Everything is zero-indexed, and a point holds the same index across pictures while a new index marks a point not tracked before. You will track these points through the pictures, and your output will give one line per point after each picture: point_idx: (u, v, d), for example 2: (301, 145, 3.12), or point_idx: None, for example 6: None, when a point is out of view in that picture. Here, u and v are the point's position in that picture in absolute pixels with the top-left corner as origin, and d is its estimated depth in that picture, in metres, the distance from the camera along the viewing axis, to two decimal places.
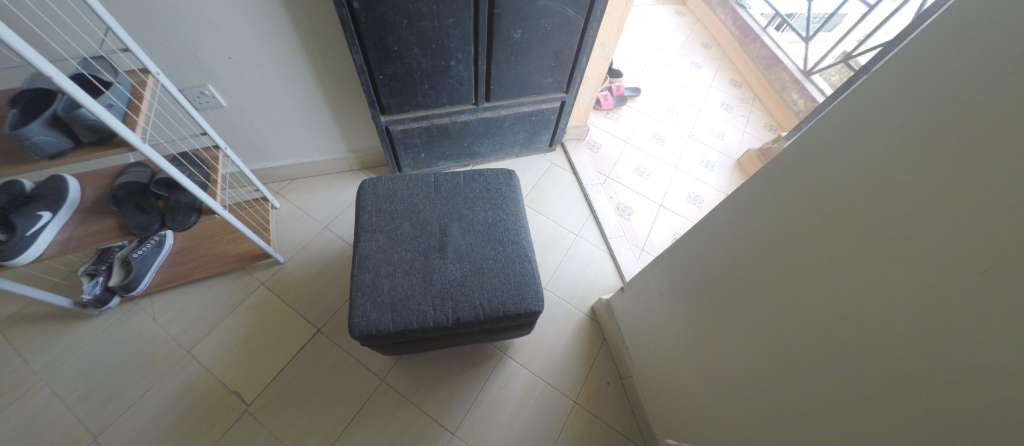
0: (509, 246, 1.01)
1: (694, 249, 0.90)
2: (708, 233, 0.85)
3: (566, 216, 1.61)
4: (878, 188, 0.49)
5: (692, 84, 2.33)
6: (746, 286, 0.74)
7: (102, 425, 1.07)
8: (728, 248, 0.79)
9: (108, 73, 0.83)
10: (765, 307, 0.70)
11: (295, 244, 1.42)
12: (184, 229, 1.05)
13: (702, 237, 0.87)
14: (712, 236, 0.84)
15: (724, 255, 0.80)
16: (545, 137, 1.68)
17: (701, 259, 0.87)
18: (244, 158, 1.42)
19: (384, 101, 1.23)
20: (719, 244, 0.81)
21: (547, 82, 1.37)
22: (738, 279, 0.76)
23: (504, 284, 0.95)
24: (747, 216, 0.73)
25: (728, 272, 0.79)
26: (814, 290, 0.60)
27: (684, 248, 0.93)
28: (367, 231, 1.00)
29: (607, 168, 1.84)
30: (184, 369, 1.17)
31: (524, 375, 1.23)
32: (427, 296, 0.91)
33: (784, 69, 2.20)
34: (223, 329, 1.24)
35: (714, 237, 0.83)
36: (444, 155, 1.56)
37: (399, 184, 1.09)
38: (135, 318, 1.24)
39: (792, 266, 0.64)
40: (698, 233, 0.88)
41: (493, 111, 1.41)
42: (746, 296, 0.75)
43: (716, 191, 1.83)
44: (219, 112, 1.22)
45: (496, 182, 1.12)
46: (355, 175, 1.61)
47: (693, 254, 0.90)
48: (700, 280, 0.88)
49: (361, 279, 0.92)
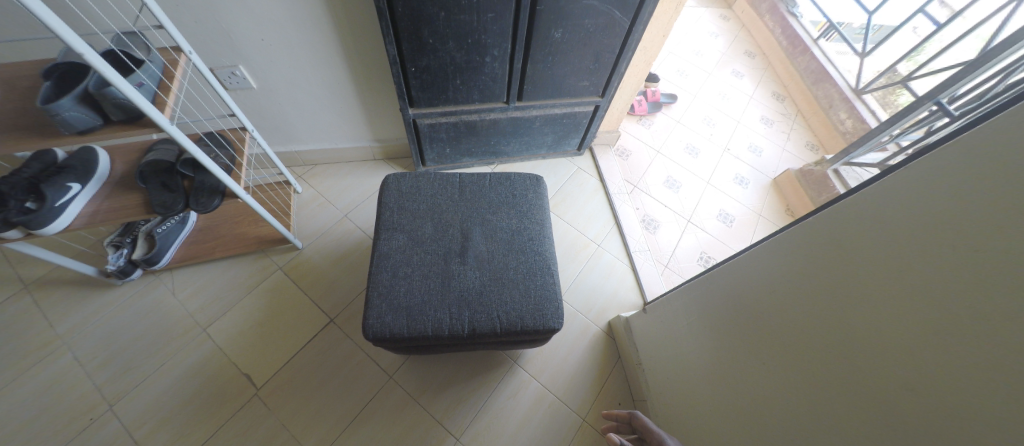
0: (532, 256, 0.97)
1: (734, 280, 0.84)
2: (754, 266, 0.78)
3: (589, 225, 1.55)
4: (996, 252, 0.42)
5: (732, 95, 2.22)
6: (789, 332, 0.68)
7: (118, 395, 1.09)
8: (775, 286, 0.72)
9: (141, 51, 0.82)
10: (809, 358, 0.64)
11: (314, 231, 1.41)
12: (207, 211, 1.04)
13: (744, 269, 0.81)
14: (759, 270, 0.77)
15: (768, 292, 0.74)
16: (574, 141, 1.62)
17: (743, 293, 0.81)
18: (270, 140, 1.40)
19: (414, 94, 1.19)
20: (764, 282, 0.75)
21: (583, 85, 1.31)
22: (783, 321, 0.70)
23: (524, 296, 0.91)
24: (805, 255, 0.66)
25: (772, 311, 0.73)
26: (877, 350, 0.53)
27: (722, 278, 0.87)
28: (388, 229, 0.97)
29: (636, 177, 1.77)
30: (198, 347, 1.18)
31: (533, 387, 1.20)
32: (443, 302, 0.88)
33: (833, 86, 2.07)
34: (238, 310, 1.25)
35: (761, 272, 0.76)
36: (469, 152, 1.52)
37: (423, 181, 1.06)
38: (154, 291, 1.26)
39: (851, 318, 0.58)
40: (741, 265, 0.82)
41: (524, 111, 1.36)
42: (787, 342, 0.69)
43: (748, 210, 1.75)
44: (248, 93, 1.20)
45: (523, 189, 1.08)
46: (378, 165, 1.59)
47: (732, 285, 0.84)
48: (737, 314, 0.82)
49: (378, 278, 0.90)
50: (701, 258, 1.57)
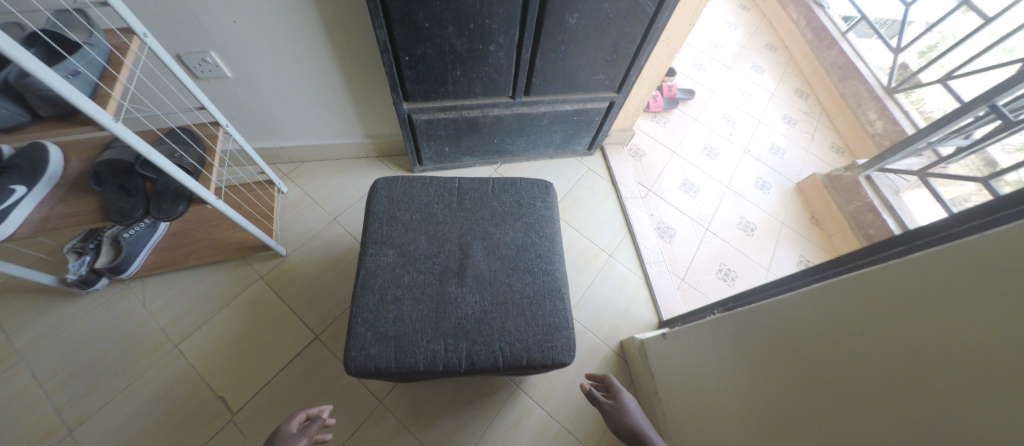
0: (540, 277, 0.85)
1: (779, 314, 0.71)
2: (806, 300, 0.66)
3: (600, 232, 1.43)
4: None
5: (753, 91, 2.08)
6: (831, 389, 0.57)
7: (81, 418, 0.99)
8: (829, 326, 0.60)
9: (80, 34, 0.69)
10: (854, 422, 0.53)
11: (300, 236, 1.29)
12: (171, 219, 0.91)
13: (793, 304, 0.68)
14: (810, 305, 0.64)
15: (820, 334, 0.61)
16: (584, 140, 1.49)
17: (788, 331, 0.68)
18: (251, 135, 1.28)
19: (408, 86, 1.06)
20: (809, 324, 0.64)
21: (598, 79, 1.18)
22: (834, 372, 0.57)
23: (531, 325, 0.79)
24: (873, 298, 0.54)
25: (822, 359, 0.60)
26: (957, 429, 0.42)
27: (764, 310, 0.75)
28: (376, 242, 0.85)
29: (650, 179, 1.64)
30: (170, 365, 1.07)
31: (538, 413, 1.09)
32: (438, 331, 0.76)
33: (863, 83, 1.92)
34: (214, 324, 1.13)
35: (815, 309, 0.63)
36: (470, 150, 1.39)
37: (417, 187, 0.93)
38: (122, 302, 1.14)
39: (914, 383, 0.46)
40: (789, 298, 0.69)
41: (532, 107, 1.23)
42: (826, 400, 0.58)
43: (767, 215, 1.64)
44: (223, 83, 1.08)
45: (530, 197, 0.96)
46: (371, 162, 1.47)
47: (776, 319, 0.72)
48: (777, 355, 0.69)
49: (363, 301, 0.78)
50: (721, 269, 1.46)
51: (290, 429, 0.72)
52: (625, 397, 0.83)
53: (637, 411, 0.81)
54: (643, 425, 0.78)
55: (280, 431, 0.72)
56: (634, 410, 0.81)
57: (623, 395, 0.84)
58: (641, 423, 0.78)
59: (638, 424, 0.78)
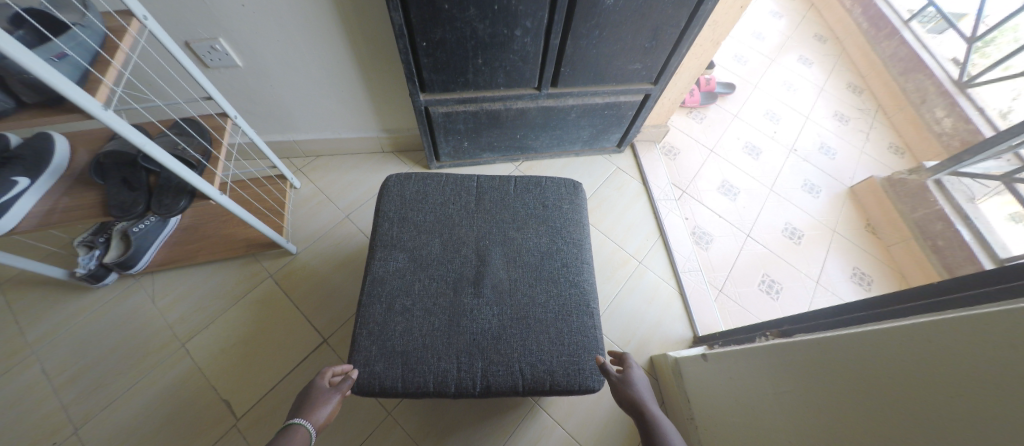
0: (567, 289, 0.75)
1: (852, 351, 0.56)
2: (892, 339, 0.51)
3: (629, 237, 1.32)
4: None
5: (799, 86, 1.90)
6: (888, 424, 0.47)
7: (86, 416, 0.96)
8: (928, 378, 0.45)
9: (73, 14, 0.64)
10: None
11: (311, 234, 1.23)
12: (172, 215, 0.85)
13: (870, 340, 0.54)
14: (895, 345, 0.50)
15: (917, 389, 0.45)
16: (614, 136, 1.37)
17: (863, 376, 0.53)
18: (264, 128, 1.23)
19: (425, 76, 0.97)
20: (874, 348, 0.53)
21: (634, 69, 1.06)
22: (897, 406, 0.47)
23: (555, 345, 0.70)
24: (975, 333, 0.42)
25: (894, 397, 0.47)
26: None
27: (830, 344, 0.60)
28: (385, 245, 0.77)
29: (685, 180, 1.51)
30: (176, 365, 1.03)
31: (558, 435, 0.99)
32: (450, 348, 0.68)
33: (928, 77, 1.71)
34: (222, 324, 1.09)
35: (905, 351, 0.49)
36: (491, 146, 1.30)
37: (432, 185, 0.85)
38: (133, 297, 1.11)
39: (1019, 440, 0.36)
40: (865, 334, 0.55)
41: (558, 100, 1.12)
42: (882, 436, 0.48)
43: (815, 220, 1.49)
44: (233, 73, 1.02)
45: (556, 199, 0.86)
46: (387, 158, 1.40)
47: (849, 359, 0.56)
48: (847, 407, 0.54)
49: (370, 310, 0.71)
50: (764, 281, 1.31)
51: (325, 383, 0.62)
52: (635, 374, 0.67)
53: (646, 391, 0.65)
54: (649, 407, 0.62)
55: (312, 385, 0.61)
56: (642, 389, 0.65)
57: (633, 371, 0.68)
58: (649, 406, 0.63)
59: (644, 406, 0.62)
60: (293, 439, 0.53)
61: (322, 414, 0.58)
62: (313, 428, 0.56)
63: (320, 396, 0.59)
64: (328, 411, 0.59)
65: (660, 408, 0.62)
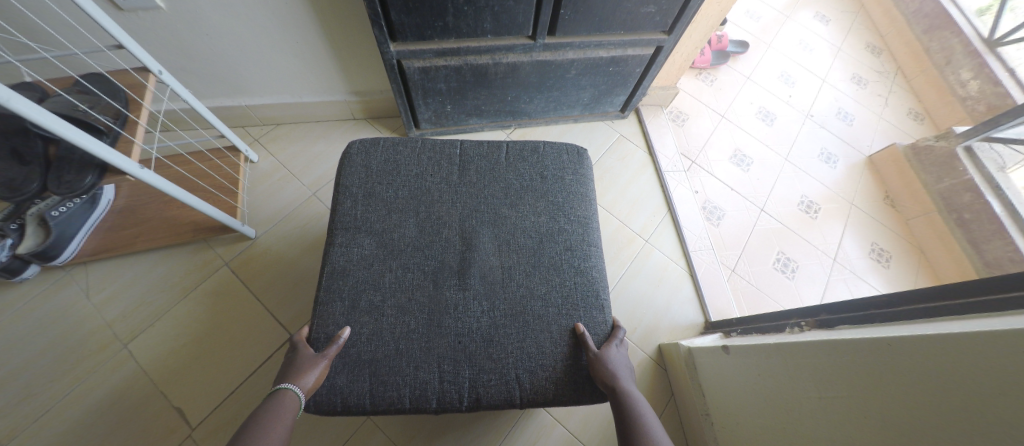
0: (572, 278, 0.62)
1: (911, 352, 0.45)
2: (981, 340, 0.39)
3: (634, 212, 1.19)
4: None
5: (815, 45, 1.75)
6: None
7: (9, 433, 0.81)
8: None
9: None
10: None
11: (272, 215, 1.07)
12: (76, 194, 0.69)
13: (957, 344, 0.41)
14: (989, 352, 0.38)
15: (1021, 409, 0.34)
16: (618, 99, 1.22)
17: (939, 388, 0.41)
18: (208, 90, 1.04)
19: (395, 20, 0.79)
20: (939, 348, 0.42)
21: (647, 14, 0.89)
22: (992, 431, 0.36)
23: (560, 347, 0.57)
24: None
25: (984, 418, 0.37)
26: None
27: (892, 345, 0.47)
28: (347, 228, 0.62)
29: (694, 149, 1.36)
30: (116, 370, 0.88)
31: (559, 435, 0.89)
32: (429, 354, 0.55)
33: (956, 34, 1.53)
34: (170, 320, 0.94)
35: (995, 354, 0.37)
36: (478, 110, 1.13)
37: (405, 153, 0.69)
38: (62, 292, 0.95)
39: None
40: (947, 333, 0.42)
41: (556, 53, 0.96)
42: None
43: (832, 192, 1.37)
44: (155, 17, 0.83)
45: (556, 168, 0.71)
46: (359, 126, 1.23)
47: (918, 364, 0.44)
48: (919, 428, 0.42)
49: (329, 310, 0.57)
50: (779, 259, 1.20)
51: (311, 349, 0.53)
52: (615, 349, 0.57)
53: (624, 369, 0.55)
54: (625, 385, 0.53)
55: (296, 353, 0.53)
56: (620, 366, 0.55)
57: (616, 347, 0.57)
58: (625, 384, 0.53)
59: (619, 384, 0.53)
60: (283, 408, 0.46)
61: (311, 378, 0.50)
62: (302, 393, 0.49)
63: (305, 360, 0.51)
64: (320, 374, 0.51)
65: (637, 387, 0.53)
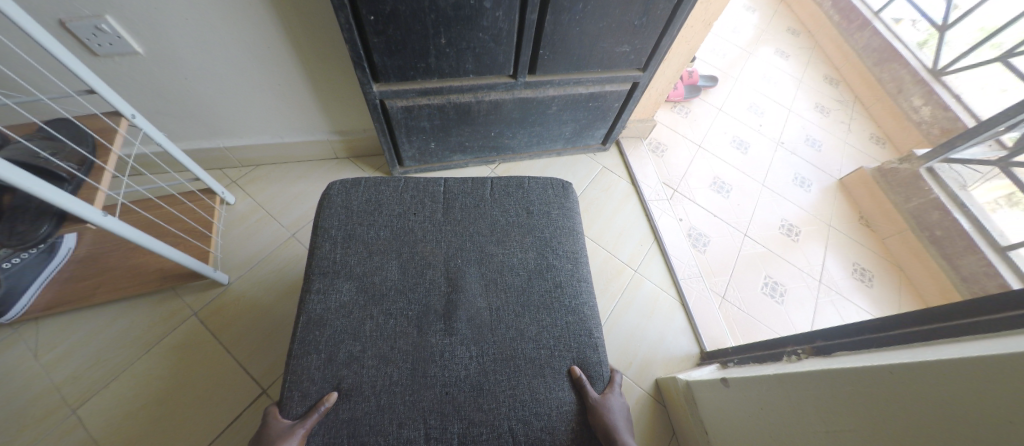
0: (563, 317, 0.60)
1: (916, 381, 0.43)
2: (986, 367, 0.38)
3: (621, 243, 1.19)
4: None
5: (778, 78, 1.86)
6: None
7: None
8: None
9: None
10: None
11: (248, 258, 1.02)
12: (28, 244, 0.64)
13: (963, 371, 0.39)
14: (994, 382, 0.37)
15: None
16: (599, 132, 1.25)
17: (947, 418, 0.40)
18: (184, 132, 1.02)
19: (378, 61, 0.80)
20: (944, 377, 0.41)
21: (621, 52, 0.93)
22: None
23: (554, 394, 0.53)
24: None
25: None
26: None
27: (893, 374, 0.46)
28: (326, 273, 0.59)
29: (675, 178, 1.40)
30: (61, 440, 0.79)
31: None
32: (415, 409, 0.50)
33: (903, 66, 1.66)
34: (128, 379, 0.86)
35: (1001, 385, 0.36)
36: (462, 146, 1.14)
37: (388, 192, 0.68)
38: (7, 352, 0.86)
39: None
40: (951, 360, 0.41)
41: (536, 90, 0.98)
42: None
43: (809, 215, 1.40)
44: (131, 62, 0.82)
45: (542, 203, 0.71)
46: (342, 165, 1.21)
47: (921, 392, 0.42)
48: None
49: (303, 364, 0.52)
50: (767, 284, 1.21)
51: (285, 421, 0.48)
52: (614, 397, 0.54)
53: (624, 419, 0.53)
54: (624, 438, 0.50)
55: (267, 427, 0.48)
56: (619, 416, 0.53)
57: (614, 394, 0.55)
58: (624, 437, 0.50)
59: (618, 438, 0.50)
60: None
61: None
62: None
63: (278, 431, 0.47)
64: None
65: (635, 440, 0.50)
